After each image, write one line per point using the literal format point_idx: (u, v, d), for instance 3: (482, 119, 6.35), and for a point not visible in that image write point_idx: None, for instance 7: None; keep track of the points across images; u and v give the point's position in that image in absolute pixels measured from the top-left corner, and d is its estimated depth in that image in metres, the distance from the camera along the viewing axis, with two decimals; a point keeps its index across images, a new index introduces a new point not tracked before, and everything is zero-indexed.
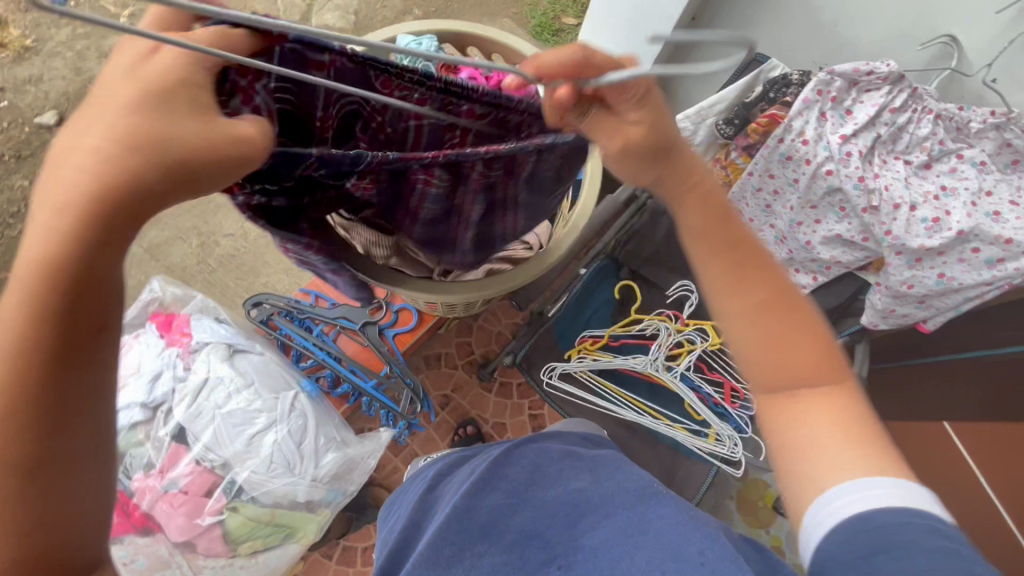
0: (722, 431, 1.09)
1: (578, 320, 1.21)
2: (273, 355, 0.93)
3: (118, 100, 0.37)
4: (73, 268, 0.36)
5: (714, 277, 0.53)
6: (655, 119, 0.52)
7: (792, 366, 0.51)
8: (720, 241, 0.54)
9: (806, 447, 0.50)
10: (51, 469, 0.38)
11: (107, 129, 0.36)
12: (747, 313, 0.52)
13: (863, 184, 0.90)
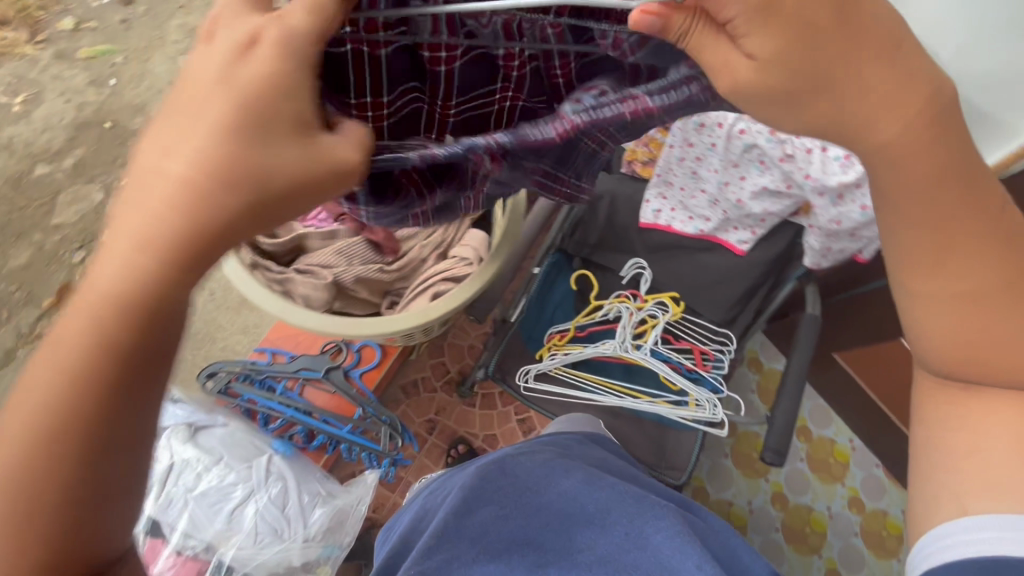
0: (700, 396, 1.11)
1: (542, 319, 1.20)
2: (238, 422, 0.89)
3: (215, 116, 0.39)
4: (151, 295, 0.40)
5: (908, 254, 0.51)
6: (778, 50, 0.39)
7: (988, 358, 0.52)
8: (915, 235, 0.50)
9: (938, 445, 0.57)
10: (106, 456, 0.41)
11: (198, 157, 0.39)
12: (950, 300, 0.51)
13: (774, 135, 0.89)
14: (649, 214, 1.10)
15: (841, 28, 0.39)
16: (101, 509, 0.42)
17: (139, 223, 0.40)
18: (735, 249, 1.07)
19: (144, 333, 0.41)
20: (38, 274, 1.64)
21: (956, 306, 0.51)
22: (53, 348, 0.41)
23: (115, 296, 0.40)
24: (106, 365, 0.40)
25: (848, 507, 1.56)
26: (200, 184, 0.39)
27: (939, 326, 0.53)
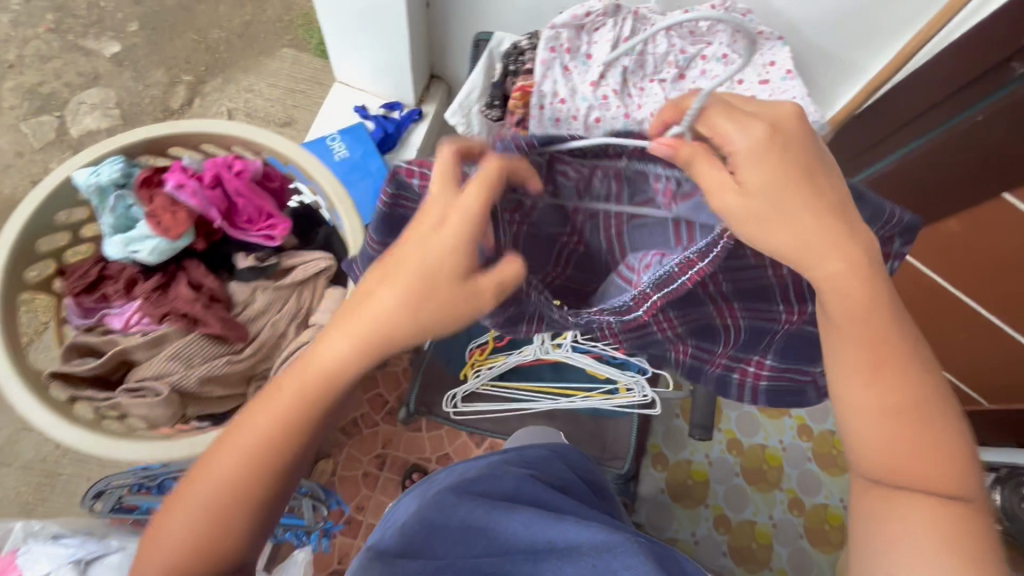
0: (628, 380, 1.09)
1: (458, 337, 1.17)
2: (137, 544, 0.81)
3: (442, 243, 0.47)
4: (381, 345, 0.48)
5: (846, 375, 0.53)
6: (774, 180, 0.48)
7: (913, 471, 0.52)
8: (858, 355, 0.52)
9: (888, 537, 0.52)
10: (294, 439, 0.50)
11: (444, 246, 0.47)
12: (886, 413, 0.52)
13: (632, 121, 0.79)
14: None
15: (808, 183, 0.49)
16: (265, 469, 0.50)
17: (330, 349, 0.49)
18: None
19: (363, 357, 0.49)
20: None
21: (888, 422, 0.52)
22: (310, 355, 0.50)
23: (354, 334, 0.48)
24: (350, 366, 0.49)
25: (798, 436, 1.63)
26: (374, 316, 0.48)
27: (877, 441, 0.52)
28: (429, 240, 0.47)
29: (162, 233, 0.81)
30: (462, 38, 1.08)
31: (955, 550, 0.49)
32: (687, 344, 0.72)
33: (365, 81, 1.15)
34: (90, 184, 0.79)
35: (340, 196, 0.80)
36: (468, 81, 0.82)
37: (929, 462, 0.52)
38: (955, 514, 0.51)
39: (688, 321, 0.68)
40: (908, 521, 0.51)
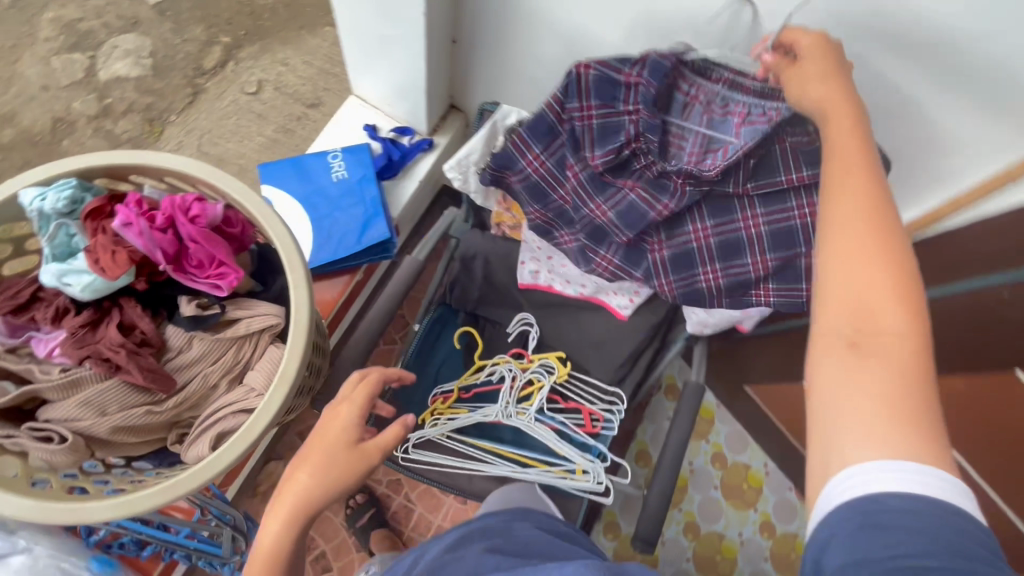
0: (586, 464, 1.05)
1: (425, 379, 1.13)
2: (45, 545, 0.78)
3: (353, 403, 0.63)
4: (309, 507, 0.58)
5: (834, 204, 0.51)
6: (823, 49, 0.59)
7: (865, 317, 0.46)
8: (855, 184, 0.51)
9: (830, 383, 0.46)
10: None
11: (346, 418, 0.62)
12: (867, 224, 0.49)
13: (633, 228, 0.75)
14: (527, 275, 1.00)
15: (840, 68, 0.58)
16: None
17: (267, 537, 0.57)
18: (615, 313, 0.98)
19: (290, 521, 0.57)
20: None
21: (871, 244, 0.48)
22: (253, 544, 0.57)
23: (283, 511, 0.57)
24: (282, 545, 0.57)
25: (758, 532, 1.56)
26: (299, 490, 0.58)
27: (850, 252, 0.48)
28: (333, 426, 0.61)
29: (98, 271, 0.57)
30: (492, 76, 1.00)
31: (904, 414, 0.43)
32: (709, 223, 0.75)
33: (381, 100, 1.11)
34: (30, 206, 0.55)
35: (289, 244, 0.60)
36: (468, 142, 0.79)
37: (897, 295, 0.46)
38: (906, 351, 0.45)
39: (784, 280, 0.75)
40: (868, 367, 0.45)
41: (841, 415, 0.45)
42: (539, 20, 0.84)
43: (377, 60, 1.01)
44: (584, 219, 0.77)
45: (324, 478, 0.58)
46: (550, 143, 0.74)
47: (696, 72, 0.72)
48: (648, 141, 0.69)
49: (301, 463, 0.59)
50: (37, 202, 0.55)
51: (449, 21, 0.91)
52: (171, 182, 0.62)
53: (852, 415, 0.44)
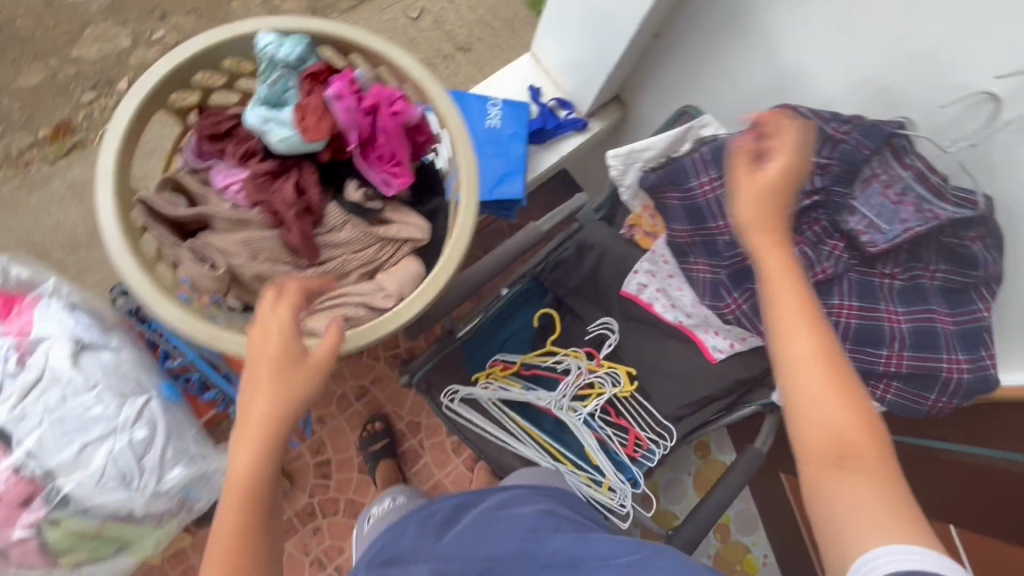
0: (615, 482, 1.05)
1: (492, 341, 1.14)
2: (131, 353, 0.84)
3: (274, 346, 0.52)
4: (256, 484, 0.50)
5: (790, 318, 0.51)
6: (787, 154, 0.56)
7: (834, 429, 0.48)
8: (793, 304, 0.51)
9: (824, 507, 0.47)
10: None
11: (272, 358, 0.51)
12: (819, 349, 0.50)
13: None
14: (633, 286, 0.99)
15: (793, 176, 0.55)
16: None
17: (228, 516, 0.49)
18: (706, 353, 0.95)
19: (245, 511, 0.49)
20: (44, 102, 1.65)
21: (825, 369, 0.49)
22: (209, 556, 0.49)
23: (234, 507, 0.49)
24: (239, 543, 0.49)
25: None
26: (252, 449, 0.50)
27: (817, 383, 0.49)
28: (264, 378, 0.51)
29: (299, 129, 0.59)
30: (675, 82, 0.99)
31: (911, 519, 0.45)
32: (854, 302, 0.72)
33: (553, 68, 1.11)
34: (265, 49, 0.58)
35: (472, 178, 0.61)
36: (649, 139, 0.77)
37: (859, 414, 0.48)
38: (878, 451, 0.47)
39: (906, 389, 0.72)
40: (862, 486, 0.46)
41: (846, 539, 0.45)
42: (757, 41, 0.81)
43: (574, 28, 1.00)
44: (737, 258, 0.73)
45: (269, 441, 0.50)
46: (730, 172, 0.70)
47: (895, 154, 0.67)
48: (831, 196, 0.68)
49: (247, 423, 0.50)
50: (274, 46, 0.58)
51: (662, 17, 0.89)
52: (383, 73, 0.65)
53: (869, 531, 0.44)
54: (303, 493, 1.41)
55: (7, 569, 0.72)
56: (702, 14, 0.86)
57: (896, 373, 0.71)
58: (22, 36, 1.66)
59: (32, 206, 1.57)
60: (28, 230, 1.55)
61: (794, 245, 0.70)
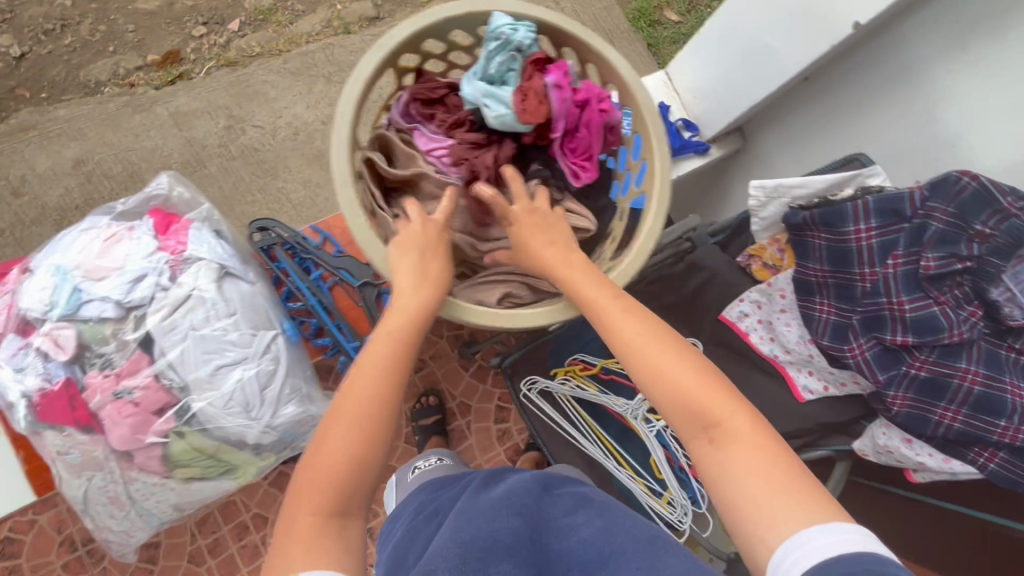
0: (676, 498, 1.06)
1: (577, 341, 1.18)
2: (264, 288, 0.86)
3: (420, 251, 0.66)
4: (382, 364, 0.59)
5: (617, 322, 0.61)
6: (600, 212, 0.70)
7: (698, 415, 0.56)
8: (626, 310, 0.62)
9: (716, 484, 0.54)
10: (348, 480, 0.54)
11: (420, 266, 0.65)
12: (645, 338, 0.60)
13: (914, 342, 0.74)
14: (734, 312, 1.00)
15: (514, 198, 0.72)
16: (355, 481, 0.55)
17: (360, 385, 0.58)
18: (795, 393, 0.94)
19: (368, 388, 0.57)
20: (158, 29, 1.68)
21: (667, 355, 0.58)
22: (330, 438, 0.55)
23: (358, 385, 0.57)
24: (353, 415, 0.56)
25: None
26: (406, 340, 0.61)
27: (656, 366, 0.58)
28: (421, 289, 0.63)
29: (518, 110, 0.69)
30: (813, 126, 1.00)
31: (786, 485, 0.51)
32: (981, 369, 0.74)
33: (687, 90, 1.14)
34: (501, 33, 0.67)
35: (666, 194, 0.67)
36: (806, 179, 0.81)
37: (707, 389, 0.56)
38: (748, 427, 0.54)
39: (1009, 462, 0.75)
40: (733, 457, 0.53)
41: (756, 535, 0.50)
42: (921, 101, 0.83)
43: (724, 56, 1.02)
44: (874, 307, 0.76)
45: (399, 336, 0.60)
46: (890, 224, 0.74)
47: None
48: (986, 266, 0.70)
49: (396, 314, 0.62)
50: (510, 31, 0.67)
51: (821, 63, 0.91)
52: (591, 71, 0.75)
53: (755, 505, 0.51)
54: None
55: (128, 470, 0.76)
56: (865, 69, 0.88)
57: (1007, 443, 0.74)
58: None
59: (132, 127, 1.60)
60: (124, 149, 1.58)
61: (944, 307, 0.72)
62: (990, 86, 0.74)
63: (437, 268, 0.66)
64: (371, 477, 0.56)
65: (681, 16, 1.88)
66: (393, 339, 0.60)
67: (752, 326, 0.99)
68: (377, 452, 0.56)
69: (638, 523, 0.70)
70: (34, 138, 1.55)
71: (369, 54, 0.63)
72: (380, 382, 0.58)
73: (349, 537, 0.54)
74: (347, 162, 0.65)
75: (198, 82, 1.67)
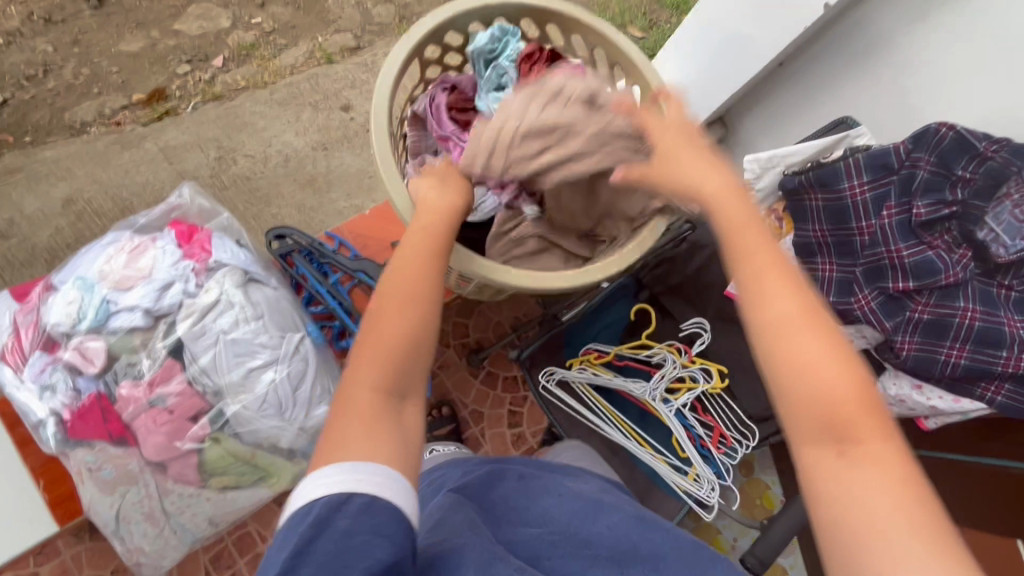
0: (703, 472, 1.07)
1: (587, 331, 1.20)
2: (287, 292, 0.85)
3: (455, 169, 0.73)
4: (429, 251, 0.62)
5: (763, 291, 0.52)
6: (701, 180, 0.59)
7: (824, 408, 0.47)
8: (775, 271, 0.52)
9: (837, 502, 0.46)
10: (403, 366, 0.56)
11: (459, 174, 0.73)
12: (800, 326, 0.50)
13: (913, 287, 0.79)
14: (738, 286, 1.04)
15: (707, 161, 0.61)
16: (409, 365, 0.56)
17: (407, 273, 0.60)
18: None
19: (411, 273, 0.60)
20: (141, 69, 1.69)
21: (810, 335, 0.49)
22: (379, 328, 0.57)
23: (403, 272, 0.60)
24: (402, 299, 0.58)
25: None
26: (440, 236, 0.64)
27: (800, 357, 0.49)
28: (446, 193, 0.68)
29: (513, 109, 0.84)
30: (790, 110, 1.08)
31: (925, 521, 0.43)
32: (978, 307, 0.79)
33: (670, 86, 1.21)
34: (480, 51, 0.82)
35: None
36: (797, 146, 0.89)
37: (855, 400, 0.47)
38: (891, 457, 0.46)
39: (1010, 394, 0.80)
40: (866, 473, 0.45)
41: (863, 559, 0.43)
42: (887, 76, 0.91)
43: (703, 53, 1.10)
44: (874, 257, 0.81)
45: (437, 232, 0.65)
46: (881, 178, 0.80)
47: None
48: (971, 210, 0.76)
49: (429, 211, 0.66)
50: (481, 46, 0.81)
51: (794, 48, 0.99)
52: (594, 58, 0.85)
53: (862, 525, 0.44)
54: None
55: (164, 482, 0.74)
56: (832, 51, 0.96)
57: (1011, 373, 0.79)
58: (128, 5, 1.72)
59: (121, 164, 1.60)
60: (115, 186, 1.58)
61: (938, 250, 0.77)
62: (949, 54, 0.83)
63: (457, 180, 0.72)
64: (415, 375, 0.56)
65: (643, 33, 2.07)
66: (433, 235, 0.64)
67: None
68: (425, 339, 0.58)
69: (679, 529, 0.68)
70: (20, 181, 1.54)
71: (394, 48, 0.71)
72: (429, 267, 0.61)
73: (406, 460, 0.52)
74: (384, 146, 0.70)
75: (186, 117, 1.68)
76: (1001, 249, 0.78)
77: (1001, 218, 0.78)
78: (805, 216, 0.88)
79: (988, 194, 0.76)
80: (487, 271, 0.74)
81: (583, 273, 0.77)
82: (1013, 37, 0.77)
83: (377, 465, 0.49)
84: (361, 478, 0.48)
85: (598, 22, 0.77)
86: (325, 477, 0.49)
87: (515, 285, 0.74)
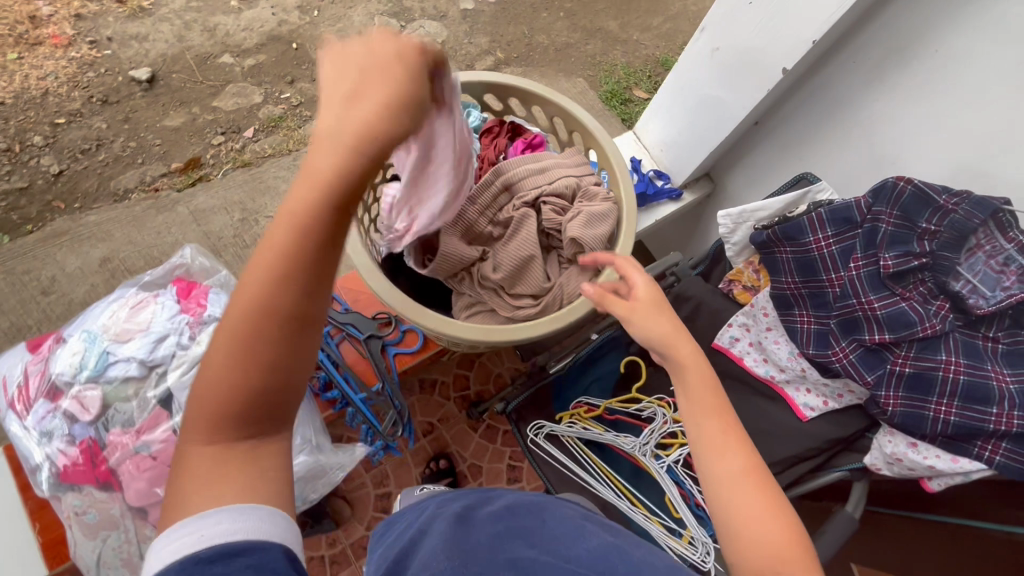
0: (697, 534, 1.02)
1: (577, 387, 1.19)
2: None
3: (374, 101, 0.48)
4: (290, 251, 0.47)
5: (710, 445, 0.61)
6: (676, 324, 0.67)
7: (764, 551, 0.55)
8: (722, 430, 0.61)
9: None
10: (265, 394, 0.49)
11: (358, 124, 0.47)
12: (743, 476, 0.59)
13: (890, 340, 0.78)
14: (725, 338, 1.03)
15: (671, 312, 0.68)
16: (268, 390, 0.49)
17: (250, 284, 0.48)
18: (798, 411, 0.95)
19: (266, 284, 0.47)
20: (181, 140, 1.87)
21: (751, 484, 0.59)
22: (217, 344, 0.49)
23: (251, 277, 0.47)
24: (244, 317, 0.47)
25: None
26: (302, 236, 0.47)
27: (740, 509, 0.58)
28: (334, 150, 0.47)
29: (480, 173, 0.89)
30: (770, 165, 1.10)
31: None
32: (961, 359, 0.76)
33: (654, 144, 1.26)
34: None
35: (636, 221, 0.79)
36: (764, 201, 0.91)
37: (790, 542, 0.56)
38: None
39: (1011, 454, 0.75)
40: None
41: None
42: (854, 132, 0.93)
43: (678, 115, 1.15)
44: (847, 309, 0.81)
45: (297, 223, 0.47)
46: (845, 232, 0.81)
47: (999, 227, 0.74)
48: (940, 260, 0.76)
49: (307, 180, 0.46)
50: None
51: (764, 107, 1.02)
52: (554, 124, 0.90)
53: None
54: (360, 524, 1.40)
55: (143, 529, 0.77)
56: (800, 111, 1.00)
57: (1005, 431, 0.75)
58: (174, 86, 1.93)
59: (155, 227, 1.75)
60: (148, 247, 1.72)
61: (913, 303, 0.77)
62: (909, 111, 0.85)
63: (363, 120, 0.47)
64: (281, 401, 0.51)
65: (645, 95, 2.18)
66: (289, 235, 0.47)
67: (746, 352, 1.01)
68: (276, 369, 0.49)
69: (657, 554, 0.65)
70: (64, 243, 1.69)
71: None
72: (271, 280, 0.47)
73: (262, 488, 0.50)
74: None
75: (216, 182, 1.83)
76: (976, 301, 0.76)
77: (972, 268, 0.78)
78: (778, 270, 0.89)
79: (956, 244, 0.75)
80: (442, 329, 0.76)
81: (535, 326, 0.76)
82: (967, 93, 0.78)
83: (219, 519, 0.47)
84: (200, 533, 0.46)
85: (548, 92, 0.80)
86: (165, 543, 0.47)
87: (464, 338, 0.75)
